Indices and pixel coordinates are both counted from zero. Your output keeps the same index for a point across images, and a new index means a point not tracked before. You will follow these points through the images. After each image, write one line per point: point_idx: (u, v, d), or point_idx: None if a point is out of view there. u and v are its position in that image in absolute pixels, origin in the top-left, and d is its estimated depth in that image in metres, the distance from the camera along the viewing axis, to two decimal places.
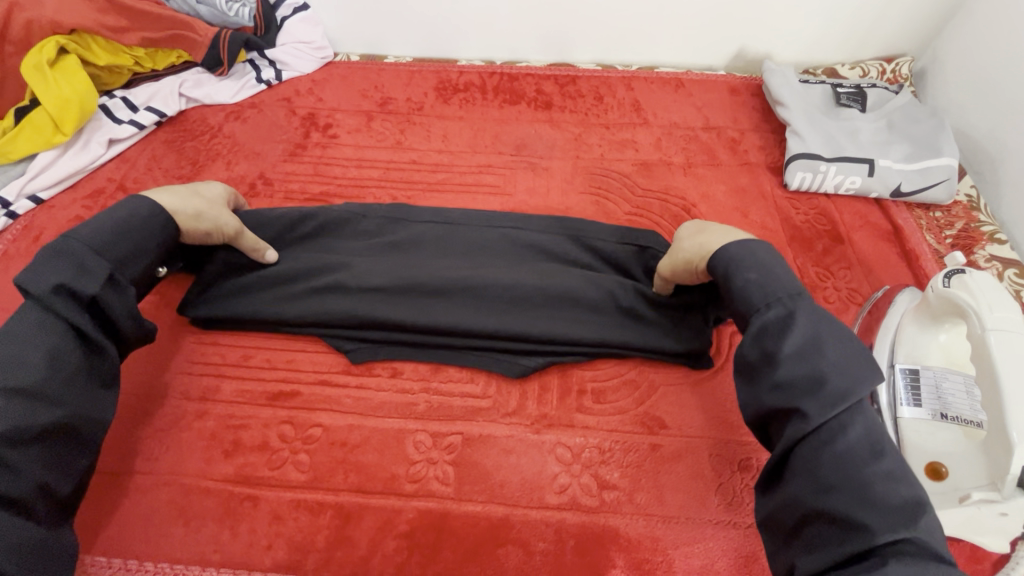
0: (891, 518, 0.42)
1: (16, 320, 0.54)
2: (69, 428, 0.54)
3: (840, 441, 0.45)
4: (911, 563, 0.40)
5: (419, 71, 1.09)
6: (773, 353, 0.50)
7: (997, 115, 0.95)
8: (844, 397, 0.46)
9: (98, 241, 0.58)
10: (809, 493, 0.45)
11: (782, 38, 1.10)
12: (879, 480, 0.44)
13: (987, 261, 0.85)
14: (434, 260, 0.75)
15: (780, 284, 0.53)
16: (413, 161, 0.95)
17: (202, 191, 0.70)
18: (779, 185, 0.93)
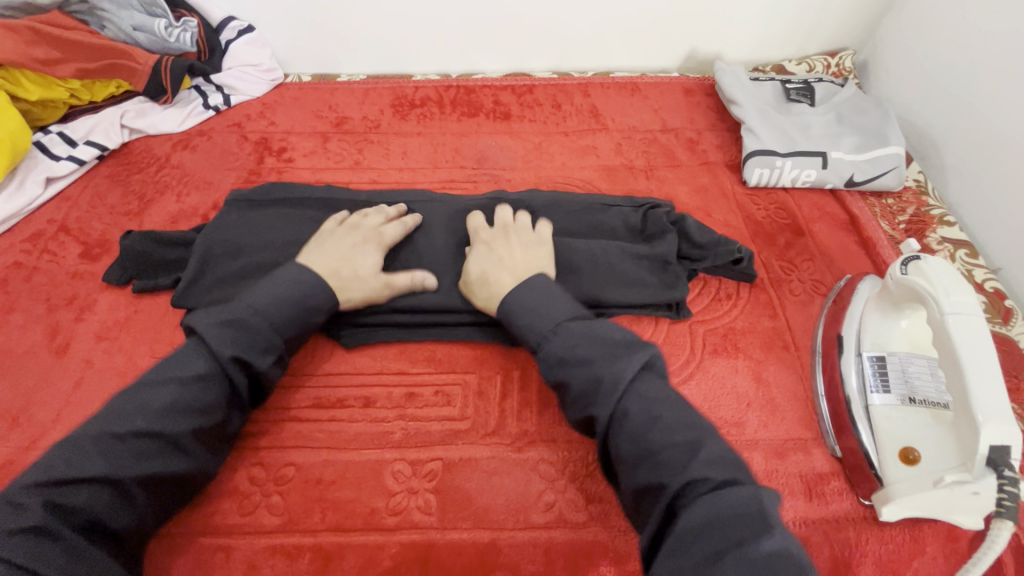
0: (677, 464, 0.50)
1: (185, 369, 0.57)
2: (185, 482, 0.56)
3: (626, 423, 0.53)
4: (700, 497, 0.47)
5: (373, 88, 1.08)
6: (559, 378, 0.58)
7: (938, 102, 0.99)
8: (615, 384, 0.54)
9: (276, 314, 0.62)
10: (625, 475, 0.52)
11: (730, 38, 1.13)
12: (660, 441, 0.51)
13: (939, 243, 0.89)
14: (420, 235, 0.76)
15: (548, 313, 0.61)
16: (373, 180, 0.93)
17: (359, 267, 0.68)
18: (739, 182, 0.95)
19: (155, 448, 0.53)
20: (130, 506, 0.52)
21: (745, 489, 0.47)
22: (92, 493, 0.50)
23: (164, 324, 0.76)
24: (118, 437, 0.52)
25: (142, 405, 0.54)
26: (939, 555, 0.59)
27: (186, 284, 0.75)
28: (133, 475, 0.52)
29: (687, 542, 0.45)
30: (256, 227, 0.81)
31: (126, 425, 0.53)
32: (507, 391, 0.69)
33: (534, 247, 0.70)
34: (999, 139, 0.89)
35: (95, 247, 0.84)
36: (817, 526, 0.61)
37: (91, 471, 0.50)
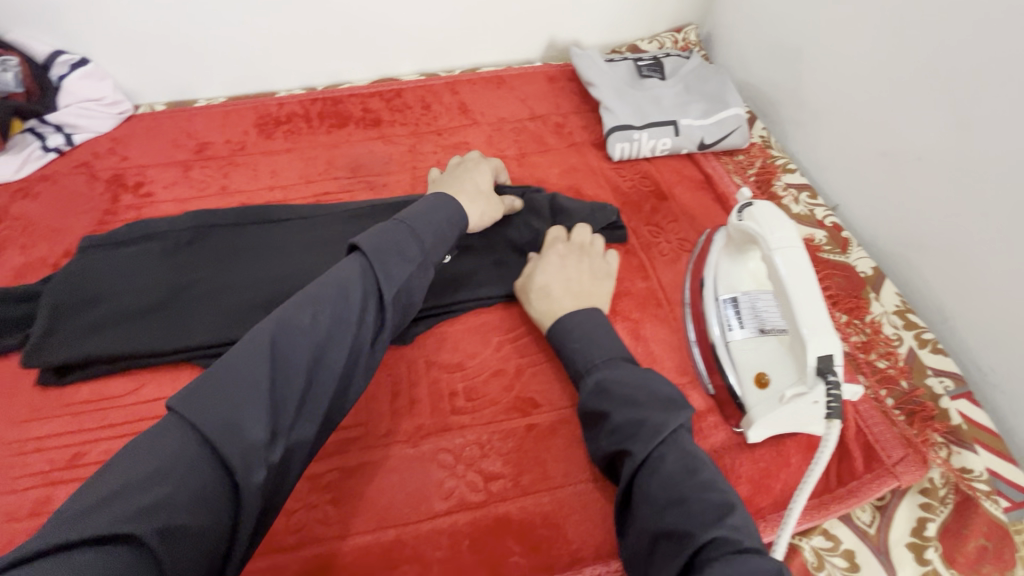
0: (708, 519, 0.48)
1: (353, 273, 0.59)
2: (345, 394, 0.57)
3: (661, 469, 0.52)
4: (728, 556, 0.45)
5: (235, 110, 1.04)
6: (601, 408, 0.59)
7: (769, 65, 1.10)
8: (657, 430, 0.54)
9: (420, 231, 0.66)
10: (649, 519, 0.51)
11: (584, 24, 1.19)
12: (694, 495, 0.50)
13: (785, 189, 0.99)
14: (296, 256, 0.80)
15: (598, 350, 0.64)
16: (243, 203, 0.90)
17: (479, 182, 0.81)
18: (605, 158, 1.00)
19: (335, 353, 0.54)
20: (299, 416, 0.51)
21: (770, 561, 0.45)
22: (282, 392, 0.50)
23: (20, 385, 0.71)
24: (298, 325, 0.53)
25: (322, 305, 0.55)
26: (802, 463, 0.66)
27: (35, 341, 0.70)
28: (308, 380, 0.52)
29: None
30: (113, 268, 0.77)
31: (303, 316, 0.53)
32: (398, 390, 0.70)
33: (590, 269, 0.75)
34: (820, 90, 0.99)
35: None
36: None
37: (266, 367, 0.49)
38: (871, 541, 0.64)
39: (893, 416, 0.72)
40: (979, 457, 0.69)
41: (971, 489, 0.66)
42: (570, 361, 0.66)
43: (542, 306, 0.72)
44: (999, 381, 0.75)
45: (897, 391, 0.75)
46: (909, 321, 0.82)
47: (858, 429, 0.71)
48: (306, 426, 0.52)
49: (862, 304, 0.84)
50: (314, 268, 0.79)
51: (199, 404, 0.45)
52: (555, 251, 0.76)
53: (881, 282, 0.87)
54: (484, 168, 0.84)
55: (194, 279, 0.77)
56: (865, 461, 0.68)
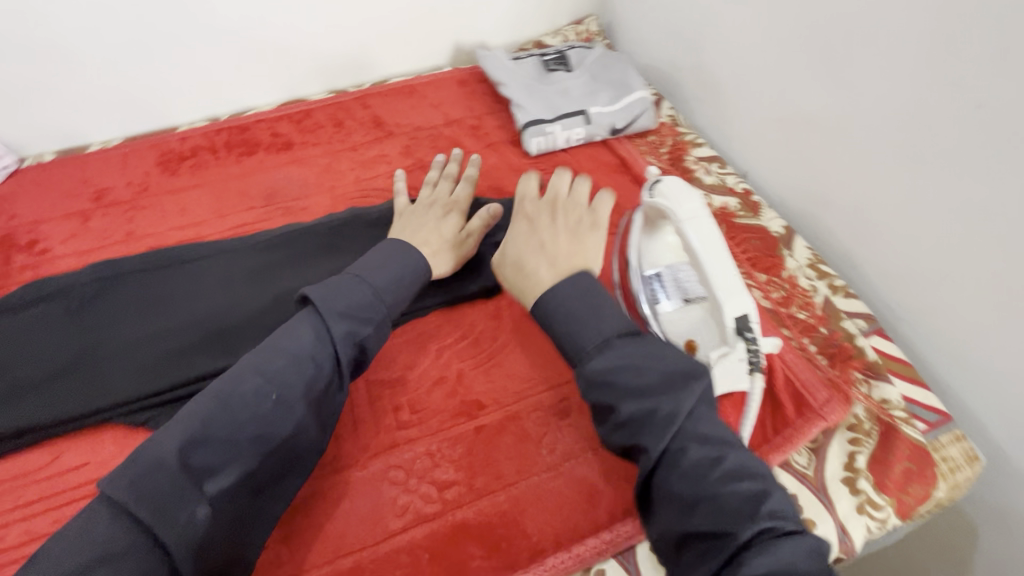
0: (740, 512, 0.47)
1: (297, 336, 0.60)
2: (294, 450, 0.58)
3: (682, 463, 0.51)
4: (772, 548, 0.45)
5: (133, 150, 0.99)
6: (606, 401, 0.55)
7: (669, 46, 1.14)
8: (670, 422, 0.52)
9: (378, 284, 0.66)
10: (677, 518, 0.50)
11: (488, 25, 1.20)
12: (721, 487, 0.49)
13: (696, 163, 1.03)
14: (216, 293, 0.78)
15: (588, 333, 0.57)
16: (153, 246, 0.86)
17: (443, 231, 0.78)
18: (524, 154, 1.02)
19: (270, 413, 0.56)
20: (238, 476, 0.54)
21: (809, 541, 0.46)
22: (214, 457, 0.53)
23: None
24: (239, 396, 0.55)
25: (262, 371, 0.57)
26: None
27: None
28: (247, 442, 0.54)
29: None
30: (13, 335, 0.72)
31: (246, 384, 0.56)
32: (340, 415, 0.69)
33: (569, 232, 0.69)
34: (718, 64, 1.04)
35: None
36: None
37: (200, 437, 0.52)
38: (810, 481, 0.68)
39: (816, 360, 0.78)
40: (894, 387, 0.74)
41: (890, 418, 0.72)
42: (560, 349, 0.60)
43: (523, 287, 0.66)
44: (905, 315, 0.82)
45: (818, 337, 0.80)
46: (821, 272, 0.87)
47: (787, 378, 0.74)
48: (247, 491, 0.55)
49: (777, 262, 0.89)
50: (237, 303, 0.77)
51: (130, 489, 0.49)
52: (522, 217, 0.73)
53: (792, 239, 0.92)
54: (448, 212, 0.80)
55: (106, 334, 0.73)
56: (796, 408, 0.72)
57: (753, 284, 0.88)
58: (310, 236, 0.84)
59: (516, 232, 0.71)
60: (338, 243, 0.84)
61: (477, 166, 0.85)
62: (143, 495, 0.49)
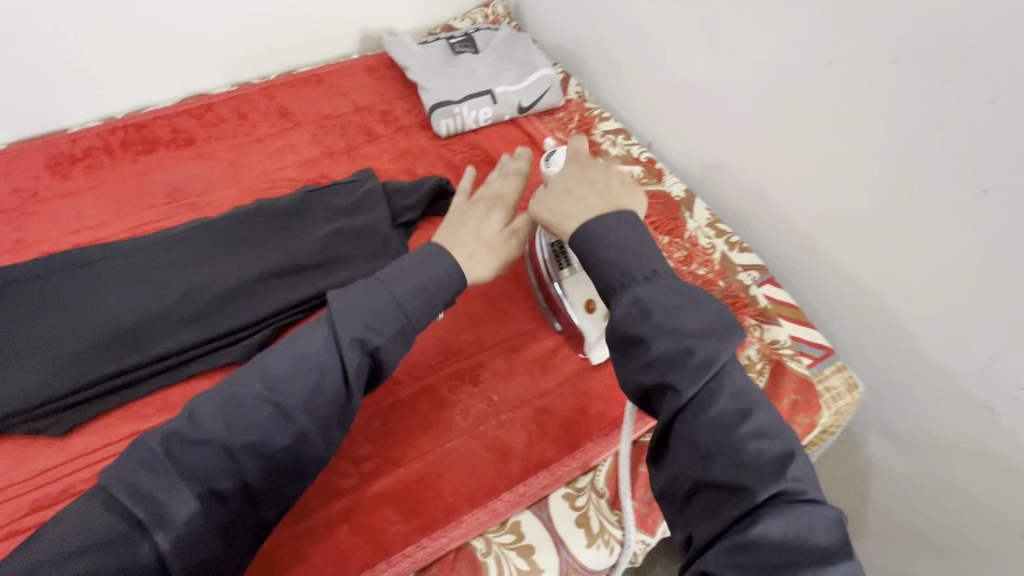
0: (764, 472, 0.43)
1: (310, 339, 0.58)
2: (298, 458, 0.56)
3: (709, 411, 0.46)
4: (788, 509, 0.42)
5: (18, 155, 0.94)
6: (638, 332, 0.49)
7: (572, 25, 1.17)
8: (708, 366, 0.46)
9: (399, 295, 0.61)
10: (694, 465, 0.46)
11: (394, 11, 1.20)
12: (748, 442, 0.45)
13: (603, 136, 1.07)
14: (111, 297, 0.74)
15: (633, 262, 0.52)
16: (45, 253, 0.82)
17: (481, 228, 0.70)
18: (435, 137, 1.03)
19: (270, 418, 0.54)
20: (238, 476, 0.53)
21: (828, 513, 0.43)
22: (210, 457, 0.52)
23: None
24: (244, 398, 0.54)
25: (268, 370, 0.55)
26: None
27: None
28: (246, 445, 0.53)
29: (755, 552, 0.41)
30: None
31: (248, 388, 0.54)
32: None
33: (620, 176, 0.62)
34: (616, 39, 1.08)
35: None
36: (549, 394, 0.72)
37: (200, 435, 0.52)
38: None
39: None
40: (782, 328, 0.82)
41: (778, 355, 0.79)
42: (598, 273, 0.54)
43: (561, 211, 0.58)
44: (792, 262, 0.89)
45: (716, 290, 0.86)
46: (718, 230, 0.94)
47: None
48: (244, 494, 0.53)
49: (679, 224, 0.94)
50: (134, 304, 0.74)
51: (127, 481, 0.49)
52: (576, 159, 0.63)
53: (692, 203, 0.97)
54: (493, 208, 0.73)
55: None
56: None
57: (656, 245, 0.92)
58: (213, 231, 0.82)
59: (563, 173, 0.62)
60: (243, 235, 0.82)
61: (525, 158, 0.78)
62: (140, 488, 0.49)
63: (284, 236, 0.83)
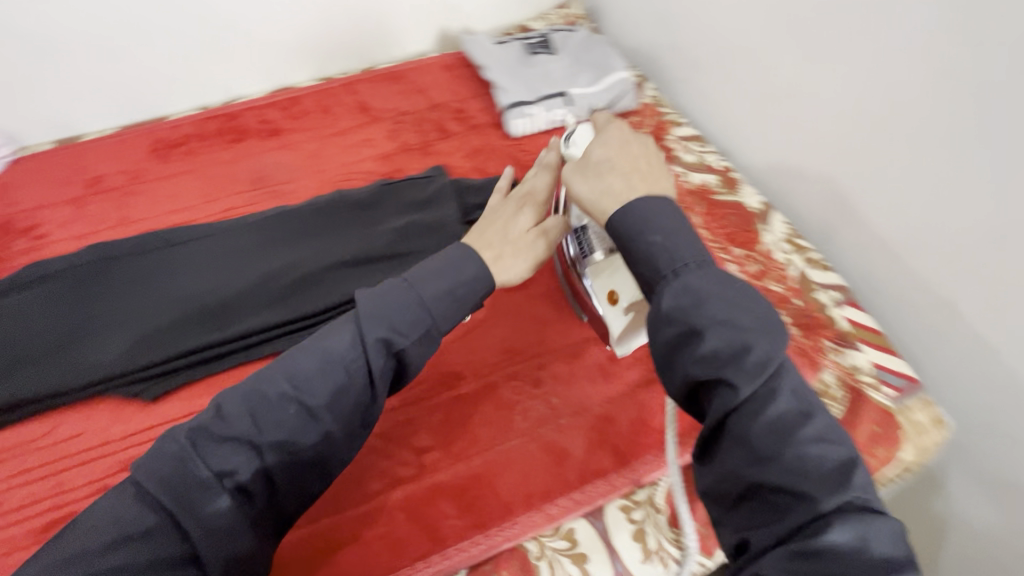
0: (829, 480, 0.41)
1: (334, 339, 0.55)
2: (321, 459, 0.54)
3: (769, 412, 0.43)
4: (856, 522, 0.40)
5: (127, 139, 1.02)
6: (690, 323, 0.46)
7: (652, 27, 1.15)
8: (765, 365, 0.44)
9: (428, 292, 0.58)
10: (748, 466, 0.43)
11: (473, 11, 1.22)
12: (812, 446, 0.43)
13: (677, 142, 1.04)
14: (204, 273, 0.80)
15: (686, 250, 0.49)
16: (145, 230, 0.89)
17: (507, 229, 0.67)
18: (507, 136, 1.04)
19: (293, 419, 0.52)
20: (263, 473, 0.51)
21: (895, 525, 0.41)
22: (234, 455, 0.50)
23: None
24: (276, 391, 0.52)
25: (290, 370, 0.53)
26: None
27: None
28: (270, 445, 0.51)
29: (816, 561, 0.39)
30: (9, 313, 0.75)
31: (273, 387, 0.52)
32: None
33: (660, 155, 0.60)
34: (699, 43, 1.04)
35: None
36: (612, 403, 0.71)
37: (231, 431, 0.51)
38: None
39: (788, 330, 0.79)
40: (863, 355, 0.76)
41: (857, 383, 0.74)
42: (641, 257, 0.51)
43: (602, 189, 0.55)
44: (878, 286, 0.83)
45: (792, 308, 0.82)
46: (797, 246, 0.89)
47: None
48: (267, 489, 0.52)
49: (753, 236, 0.90)
50: (224, 281, 0.79)
51: (157, 477, 0.49)
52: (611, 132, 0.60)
53: (769, 215, 0.93)
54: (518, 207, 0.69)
55: (99, 312, 0.76)
56: None
57: (729, 258, 0.88)
58: (295, 218, 0.87)
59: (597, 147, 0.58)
60: (323, 223, 0.86)
61: (557, 150, 0.70)
62: (164, 483, 0.49)
63: (361, 226, 0.86)
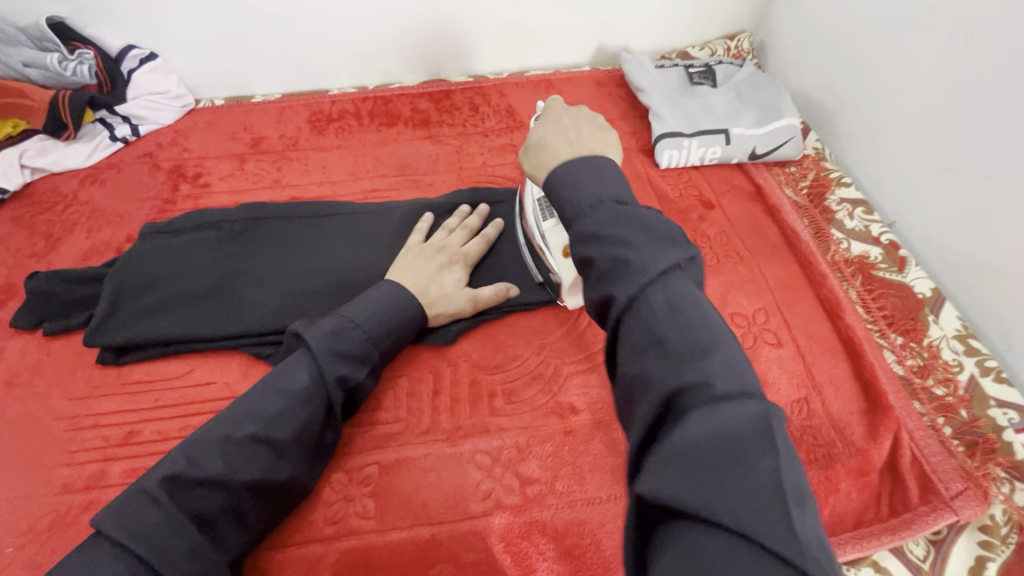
0: (681, 367, 0.38)
1: (294, 380, 0.59)
2: (286, 492, 0.57)
3: (644, 311, 0.41)
4: (709, 406, 0.36)
5: (290, 106, 1.07)
6: (585, 254, 0.47)
7: (828, 73, 1.05)
8: (644, 271, 0.42)
9: (375, 331, 0.64)
10: (626, 365, 0.41)
11: (635, 30, 1.17)
12: (675, 338, 0.40)
13: (838, 204, 0.95)
14: (344, 250, 0.82)
15: (589, 193, 0.50)
16: (294, 197, 0.93)
17: (443, 284, 0.72)
18: (652, 165, 0.99)
19: (265, 454, 0.54)
20: (238, 511, 0.53)
21: (753, 407, 0.36)
22: (208, 498, 0.51)
23: (79, 362, 0.74)
24: (258, 417, 0.55)
25: (247, 411, 0.56)
26: (853, 489, 0.66)
27: (95, 322, 0.74)
28: (246, 482, 0.52)
29: (674, 452, 0.35)
30: (171, 253, 0.80)
31: (241, 430, 0.54)
32: (439, 389, 0.71)
33: (597, 120, 0.61)
34: (881, 99, 0.94)
35: (6, 292, 0.81)
36: None
37: (210, 472, 0.51)
38: None
39: (952, 446, 0.69)
40: None
41: None
42: (560, 212, 0.52)
43: (536, 162, 0.58)
44: None
45: (955, 420, 0.71)
46: (970, 347, 0.77)
47: (913, 457, 0.68)
48: (233, 529, 0.53)
49: (919, 326, 0.79)
50: (362, 262, 0.80)
51: (127, 526, 0.46)
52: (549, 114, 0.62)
53: (941, 304, 0.82)
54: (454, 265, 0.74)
55: (247, 268, 0.79)
56: (921, 492, 0.66)
57: (886, 346, 0.79)
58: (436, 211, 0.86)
59: (537, 130, 0.60)
60: None
61: (498, 227, 0.79)
62: (136, 532, 0.46)
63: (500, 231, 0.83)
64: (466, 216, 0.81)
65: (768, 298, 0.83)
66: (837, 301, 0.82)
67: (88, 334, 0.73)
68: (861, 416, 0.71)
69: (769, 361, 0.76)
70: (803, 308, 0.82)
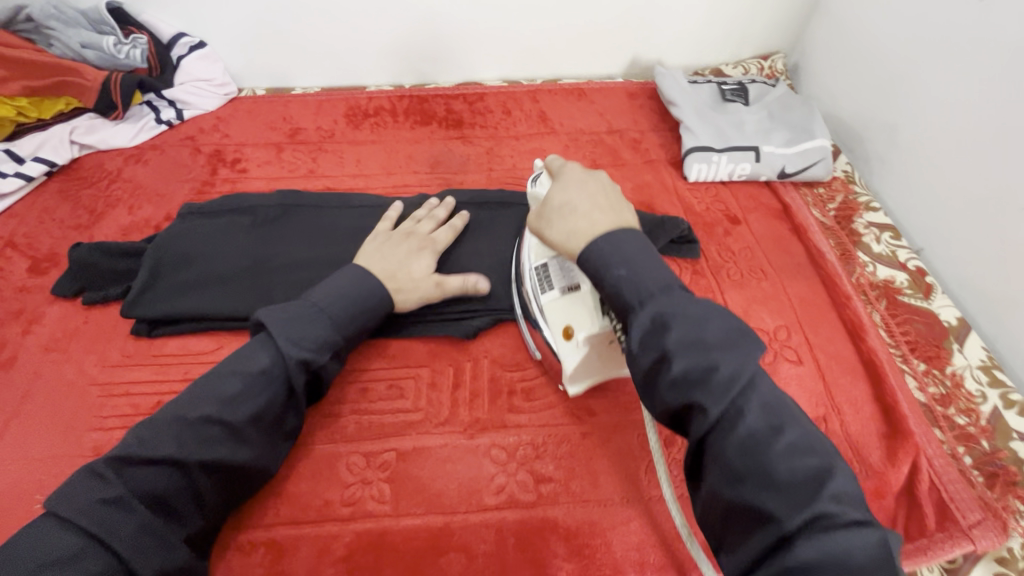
0: (796, 497, 0.41)
1: (251, 363, 0.60)
2: (245, 473, 0.58)
3: (740, 430, 0.44)
4: (827, 536, 0.39)
5: (328, 100, 1.10)
6: (661, 348, 0.48)
7: (861, 96, 1.05)
8: (734, 385, 0.45)
9: (338, 315, 0.65)
10: (724, 486, 0.43)
11: (670, 45, 1.19)
12: (781, 458, 0.42)
13: (865, 228, 0.95)
14: None
15: (652, 279, 0.52)
16: (327, 188, 0.95)
17: (411, 270, 0.72)
18: (680, 178, 1.00)
19: (218, 434, 0.56)
20: (194, 489, 0.54)
21: (871, 533, 0.40)
22: (163, 476, 0.52)
23: (115, 332, 0.76)
24: (214, 398, 0.57)
25: (204, 393, 0.57)
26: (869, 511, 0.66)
27: (131, 295, 0.77)
28: (199, 461, 0.54)
29: None
30: (208, 234, 0.83)
31: (195, 411, 0.56)
32: (459, 382, 0.72)
33: (616, 189, 0.64)
34: (912, 127, 0.94)
35: (47, 260, 0.84)
36: None
37: (162, 452, 0.53)
38: None
39: (972, 476, 0.68)
40: None
41: None
42: (616, 297, 0.53)
43: (569, 229, 0.59)
44: None
45: (976, 450, 0.70)
46: (995, 379, 0.76)
47: (931, 483, 0.68)
48: (192, 507, 0.54)
49: (943, 354, 0.79)
50: None
51: (77, 504, 0.49)
52: (568, 175, 0.64)
53: (965, 334, 0.81)
54: (421, 252, 0.74)
55: (279, 255, 0.81)
56: (937, 519, 0.66)
57: (908, 371, 0.78)
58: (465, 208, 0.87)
59: (556, 193, 0.62)
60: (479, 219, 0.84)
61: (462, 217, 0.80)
62: (85, 506, 0.49)
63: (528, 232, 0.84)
64: (434, 206, 0.82)
65: (791, 316, 0.83)
66: (860, 322, 0.81)
67: (124, 308, 0.76)
68: (880, 440, 0.71)
69: (789, 378, 0.76)
70: (826, 328, 0.82)
